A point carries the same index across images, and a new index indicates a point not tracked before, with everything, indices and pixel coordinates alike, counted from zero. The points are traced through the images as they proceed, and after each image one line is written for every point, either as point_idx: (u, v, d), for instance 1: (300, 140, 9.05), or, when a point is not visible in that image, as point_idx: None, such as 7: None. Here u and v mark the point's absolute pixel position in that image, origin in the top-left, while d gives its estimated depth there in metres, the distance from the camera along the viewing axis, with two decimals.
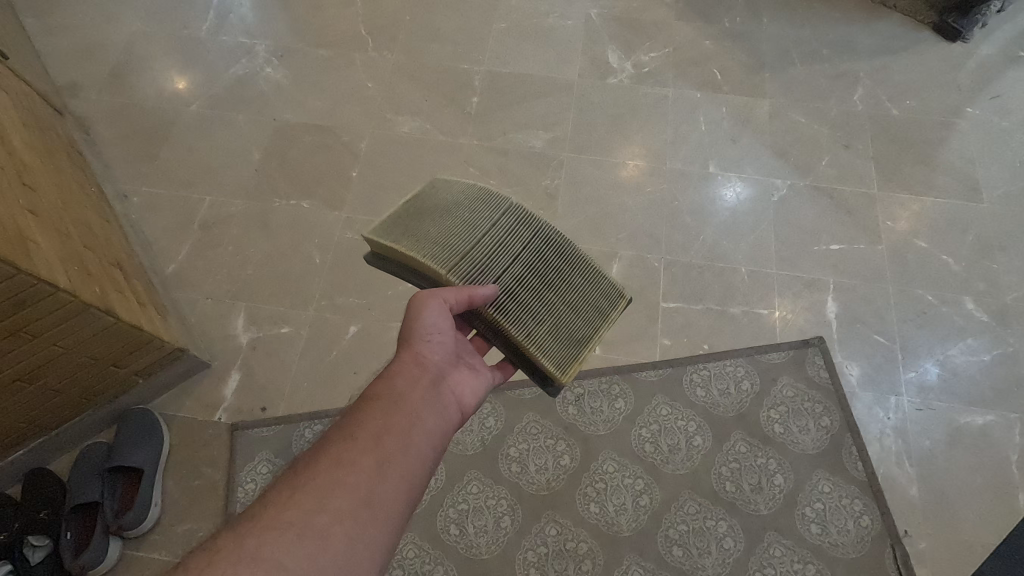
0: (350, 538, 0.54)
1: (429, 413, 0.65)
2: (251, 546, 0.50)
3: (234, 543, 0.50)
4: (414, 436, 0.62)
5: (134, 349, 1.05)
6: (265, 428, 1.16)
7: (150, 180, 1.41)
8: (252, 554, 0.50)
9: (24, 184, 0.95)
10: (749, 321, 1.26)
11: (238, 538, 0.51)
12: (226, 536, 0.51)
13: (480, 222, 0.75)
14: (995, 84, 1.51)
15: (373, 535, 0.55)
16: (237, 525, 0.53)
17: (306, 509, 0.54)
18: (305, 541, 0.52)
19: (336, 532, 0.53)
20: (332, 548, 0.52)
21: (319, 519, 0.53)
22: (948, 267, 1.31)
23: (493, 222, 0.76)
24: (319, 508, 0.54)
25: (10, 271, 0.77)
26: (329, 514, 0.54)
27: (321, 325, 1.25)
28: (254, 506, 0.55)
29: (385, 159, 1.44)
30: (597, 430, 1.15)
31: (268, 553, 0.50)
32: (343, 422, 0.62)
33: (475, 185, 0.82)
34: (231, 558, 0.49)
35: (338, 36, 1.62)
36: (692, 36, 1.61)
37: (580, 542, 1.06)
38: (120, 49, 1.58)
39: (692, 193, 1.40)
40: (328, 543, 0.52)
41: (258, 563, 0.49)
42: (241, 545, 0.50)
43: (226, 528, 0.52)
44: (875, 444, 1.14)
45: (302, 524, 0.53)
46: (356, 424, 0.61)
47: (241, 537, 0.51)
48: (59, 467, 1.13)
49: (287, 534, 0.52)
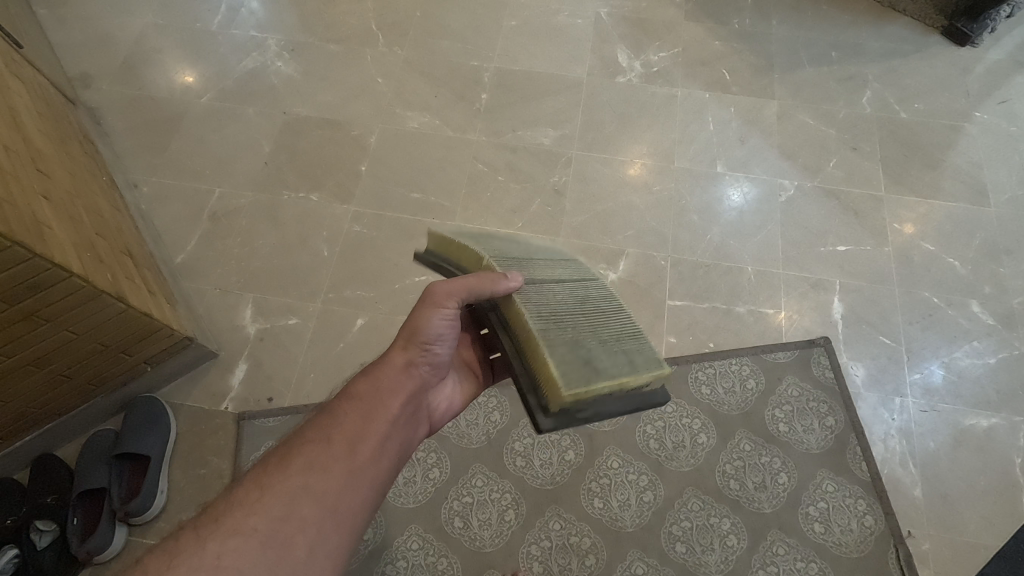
0: (311, 547, 0.53)
1: (403, 423, 0.65)
2: (213, 551, 0.50)
3: (196, 547, 0.50)
4: (386, 446, 0.62)
5: (144, 337, 1.06)
6: (272, 419, 1.16)
7: (160, 170, 1.42)
8: (214, 561, 0.49)
9: (39, 170, 0.96)
10: (755, 321, 1.26)
11: (199, 541, 0.50)
12: (187, 535, 0.51)
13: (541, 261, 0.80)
14: (1002, 89, 1.52)
15: (334, 546, 0.54)
16: (203, 527, 0.52)
17: (271, 515, 0.53)
18: (268, 550, 0.51)
19: (299, 541, 0.52)
20: (294, 557, 0.51)
21: (283, 527, 0.53)
22: (954, 270, 1.31)
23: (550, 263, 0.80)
24: (284, 515, 0.53)
25: (25, 254, 0.77)
26: (294, 523, 0.53)
27: (329, 317, 1.26)
28: (219, 501, 0.54)
29: (394, 154, 1.44)
30: (603, 426, 1.16)
31: (228, 560, 0.49)
32: (321, 422, 0.61)
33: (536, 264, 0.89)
34: (191, 564, 0.48)
35: (349, 31, 1.63)
36: (702, 37, 1.62)
37: (584, 536, 1.07)
38: (131, 40, 1.59)
39: (700, 193, 1.40)
40: (290, 551, 0.52)
41: (218, 571, 0.48)
42: (201, 549, 0.50)
43: (188, 527, 0.52)
44: (880, 445, 1.14)
45: (264, 531, 0.52)
46: (330, 428, 0.61)
47: (203, 540, 0.50)
48: (67, 453, 1.14)
49: (251, 540, 0.51)
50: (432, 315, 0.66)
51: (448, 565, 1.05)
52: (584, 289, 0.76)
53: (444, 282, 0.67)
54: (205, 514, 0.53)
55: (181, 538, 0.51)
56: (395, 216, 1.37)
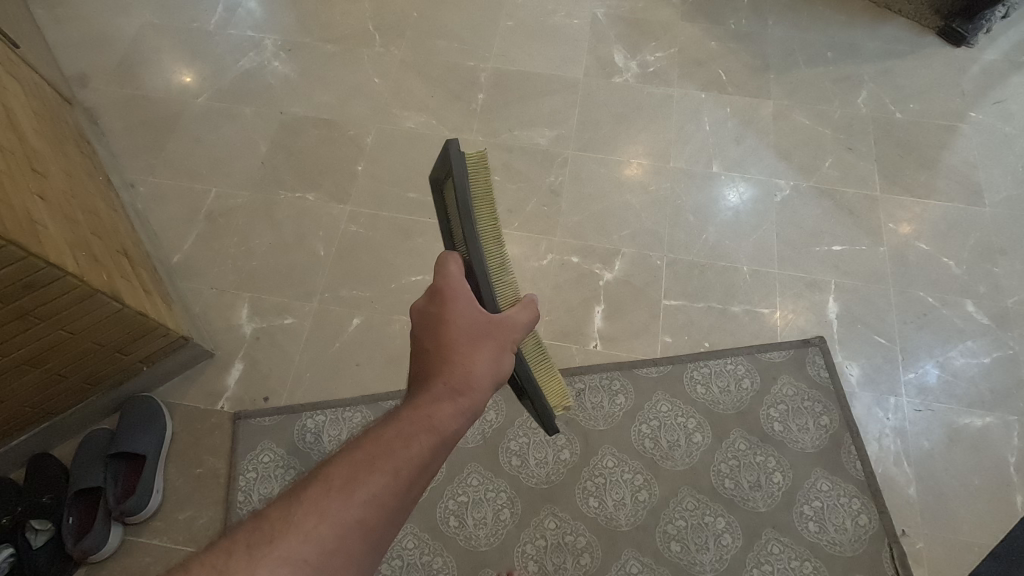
0: None
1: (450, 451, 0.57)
2: None
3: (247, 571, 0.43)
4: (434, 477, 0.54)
5: (139, 337, 1.06)
6: (267, 418, 1.17)
7: (157, 170, 1.42)
8: None
9: (34, 170, 0.96)
10: (750, 320, 1.26)
11: (250, 565, 0.43)
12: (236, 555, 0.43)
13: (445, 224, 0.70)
14: (997, 90, 1.52)
15: None
16: (253, 546, 0.44)
17: (324, 547, 0.45)
18: None
19: None
20: None
21: (333, 563, 0.45)
22: (948, 270, 1.31)
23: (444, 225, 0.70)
24: (336, 549, 0.46)
25: (19, 254, 0.77)
26: (344, 559, 0.46)
27: (324, 316, 1.26)
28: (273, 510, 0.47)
29: (390, 154, 1.45)
30: (598, 426, 1.16)
31: None
32: (390, 447, 0.51)
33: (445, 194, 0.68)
34: None
35: (346, 31, 1.63)
36: (698, 37, 1.62)
37: (579, 536, 1.07)
38: (129, 40, 1.59)
39: (695, 193, 1.40)
40: None
41: None
42: None
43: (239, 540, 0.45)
44: (874, 444, 1.15)
45: (313, 564, 0.44)
46: (400, 456, 0.51)
47: (255, 565, 0.43)
48: (63, 452, 1.14)
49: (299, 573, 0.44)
50: (513, 348, 0.61)
51: (444, 564, 1.05)
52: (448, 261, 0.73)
53: (521, 308, 0.64)
54: (256, 528, 0.45)
55: (229, 558, 0.43)
56: (391, 216, 1.37)
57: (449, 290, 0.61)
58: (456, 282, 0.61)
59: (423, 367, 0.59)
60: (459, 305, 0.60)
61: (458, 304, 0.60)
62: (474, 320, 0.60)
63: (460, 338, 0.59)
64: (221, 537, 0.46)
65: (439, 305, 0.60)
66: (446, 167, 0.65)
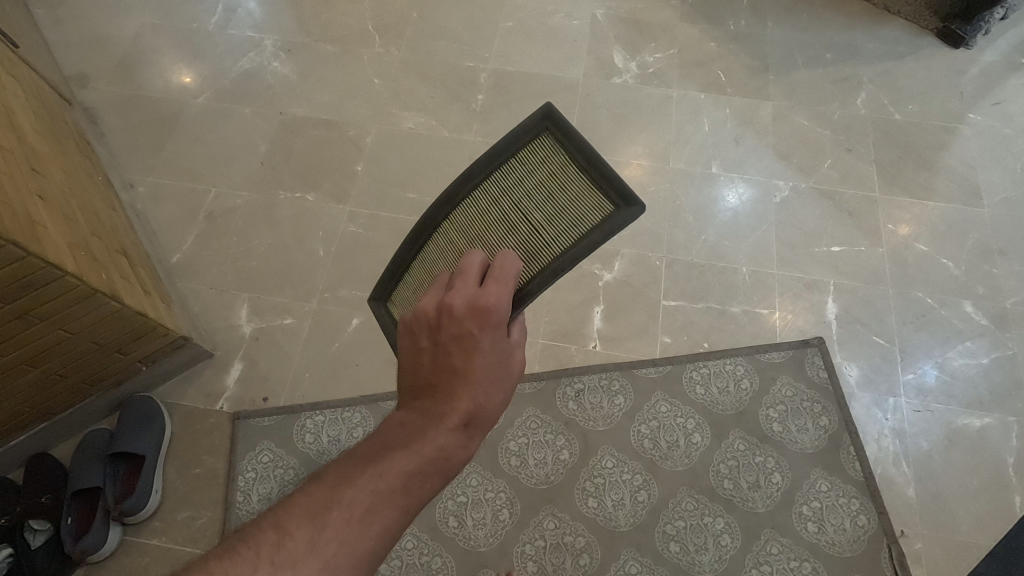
0: None
1: None
2: None
3: None
4: None
5: (138, 337, 1.06)
6: (266, 418, 1.17)
7: (156, 170, 1.42)
8: None
9: (34, 169, 0.96)
10: (749, 321, 1.26)
11: None
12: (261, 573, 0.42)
13: (542, 167, 0.62)
14: (996, 91, 1.52)
15: None
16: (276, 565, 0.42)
17: None
18: None
19: None
20: None
21: None
22: (947, 270, 1.31)
23: (539, 166, 0.62)
24: None
25: (19, 253, 0.77)
26: None
27: (324, 316, 1.26)
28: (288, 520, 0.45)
29: (391, 155, 1.45)
30: (597, 426, 1.16)
31: None
32: (408, 480, 0.48)
33: (577, 176, 0.59)
34: None
35: (346, 31, 1.63)
36: (698, 38, 1.63)
37: (578, 535, 1.07)
38: (129, 40, 1.59)
39: (694, 194, 1.40)
40: None
41: None
42: None
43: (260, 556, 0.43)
44: (873, 444, 1.15)
45: None
46: (415, 491, 0.48)
47: None
48: (62, 452, 1.14)
49: None
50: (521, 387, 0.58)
51: (443, 564, 1.05)
52: (500, 162, 0.64)
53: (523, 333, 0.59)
54: (278, 547, 0.43)
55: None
56: (390, 216, 1.37)
57: (495, 313, 0.54)
58: (505, 307, 0.54)
59: (443, 389, 0.54)
60: (496, 334, 0.54)
61: (494, 333, 0.54)
62: (504, 359, 0.55)
63: (484, 372, 0.54)
64: (237, 545, 0.44)
65: (478, 328, 0.54)
66: (605, 195, 0.57)
